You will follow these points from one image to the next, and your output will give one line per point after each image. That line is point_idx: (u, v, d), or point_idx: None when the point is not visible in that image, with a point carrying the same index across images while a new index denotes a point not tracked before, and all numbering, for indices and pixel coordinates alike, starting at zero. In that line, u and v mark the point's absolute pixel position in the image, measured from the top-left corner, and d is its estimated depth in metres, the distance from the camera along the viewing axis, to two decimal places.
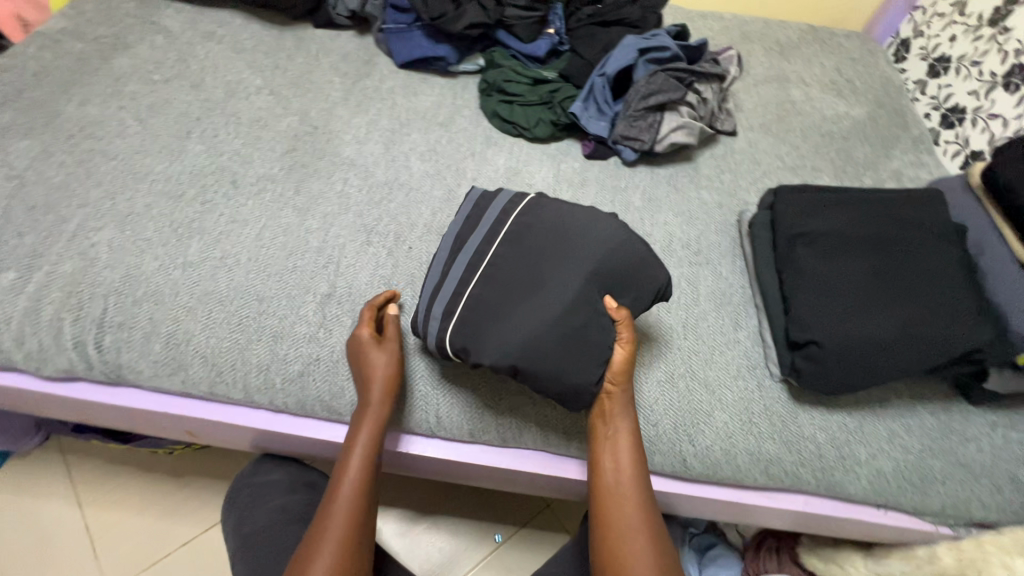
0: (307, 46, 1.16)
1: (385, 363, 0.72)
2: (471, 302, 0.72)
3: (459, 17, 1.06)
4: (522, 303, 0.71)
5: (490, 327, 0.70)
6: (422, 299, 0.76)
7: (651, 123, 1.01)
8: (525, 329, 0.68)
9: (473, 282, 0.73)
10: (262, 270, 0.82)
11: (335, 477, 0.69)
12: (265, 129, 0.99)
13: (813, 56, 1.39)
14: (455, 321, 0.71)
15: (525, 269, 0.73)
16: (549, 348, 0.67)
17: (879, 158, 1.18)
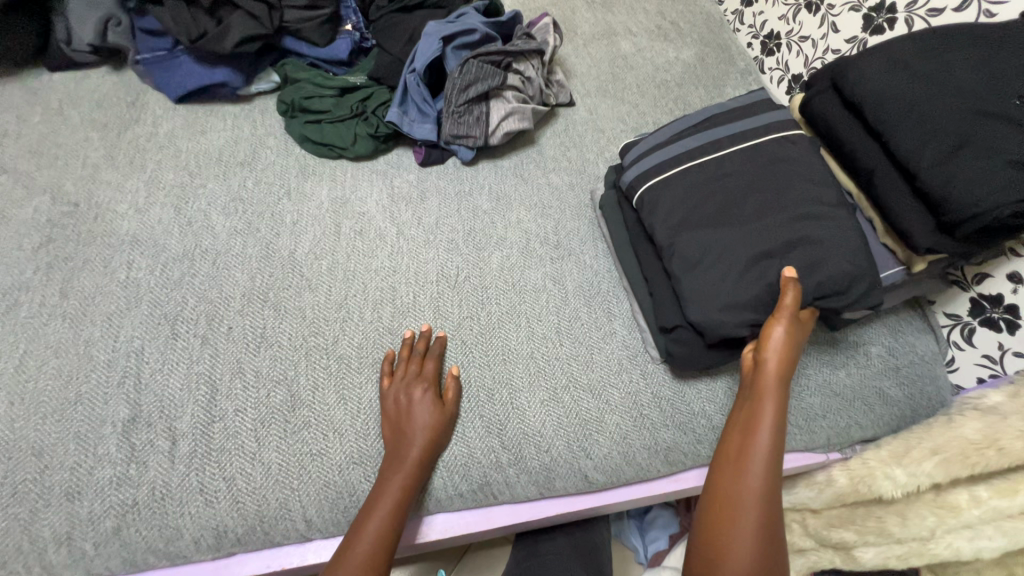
0: (45, 97, 0.92)
1: (430, 420, 0.69)
2: (661, 191, 0.79)
3: (227, 33, 0.88)
4: (698, 219, 0.75)
5: (659, 220, 0.77)
6: (678, 156, 0.82)
7: (479, 116, 0.91)
8: (696, 234, 0.74)
9: (685, 172, 0.79)
10: (35, 413, 0.64)
11: (341, 553, 0.61)
12: (3, 222, 0.78)
13: (635, 2, 1.36)
14: (649, 195, 0.79)
15: (739, 189, 0.75)
16: (699, 263, 0.72)
17: (714, 99, 1.19)
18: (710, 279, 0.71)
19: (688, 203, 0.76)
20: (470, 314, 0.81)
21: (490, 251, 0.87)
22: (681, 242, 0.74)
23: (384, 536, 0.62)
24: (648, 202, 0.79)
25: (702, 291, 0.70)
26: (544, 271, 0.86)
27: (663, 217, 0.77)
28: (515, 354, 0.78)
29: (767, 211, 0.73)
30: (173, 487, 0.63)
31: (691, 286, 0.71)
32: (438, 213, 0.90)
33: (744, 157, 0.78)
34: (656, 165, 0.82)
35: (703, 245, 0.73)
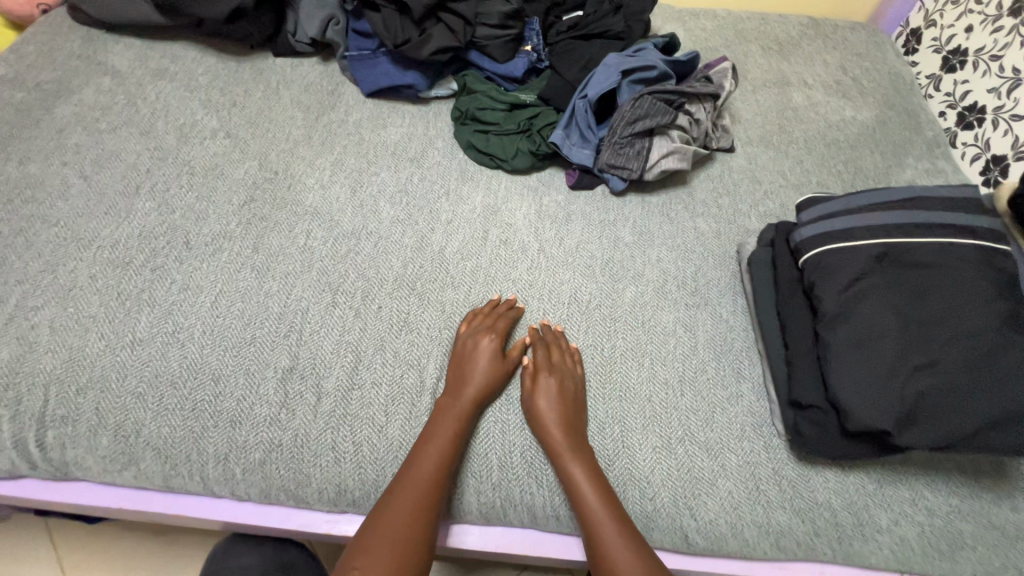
0: (267, 77, 1.07)
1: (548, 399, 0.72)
2: (833, 258, 0.71)
3: (424, 43, 0.97)
4: (869, 302, 0.68)
5: (826, 288, 0.70)
6: (862, 222, 0.73)
7: (639, 150, 0.92)
8: (862, 318, 0.67)
9: (866, 244, 0.71)
10: (219, 345, 0.75)
11: (390, 492, 0.66)
12: (220, 178, 0.91)
13: (815, 53, 1.29)
14: (818, 256, 0.72)
15: (921, 288, 0.67)
16: (855, 350, 0.66)
17: (891, 168, 1.09)
18: (866, 370, 0.65)
19: (876, 277, 0.69)
20: (594, 343, 0.81)
21: (625, 284, 0.87)
22: (847, 319, 0.68)
23: (434, 478, 0.66)
24: (834, 258, 0.71)
25: (862, 375, 0.64)
26: (676, 315, 0.85)
27: (839, 285, 0.69)
28: (632, 394, 0.77)
29: (950, 323, 0.65)
30: (312, 439, 0.70)
31: (848, 369, 0.65)
32: (579, 237, 0.92)
33: (937, 251, 0.69)
34: (835, 228, 0.73)
35: (873, 326, 0.66)
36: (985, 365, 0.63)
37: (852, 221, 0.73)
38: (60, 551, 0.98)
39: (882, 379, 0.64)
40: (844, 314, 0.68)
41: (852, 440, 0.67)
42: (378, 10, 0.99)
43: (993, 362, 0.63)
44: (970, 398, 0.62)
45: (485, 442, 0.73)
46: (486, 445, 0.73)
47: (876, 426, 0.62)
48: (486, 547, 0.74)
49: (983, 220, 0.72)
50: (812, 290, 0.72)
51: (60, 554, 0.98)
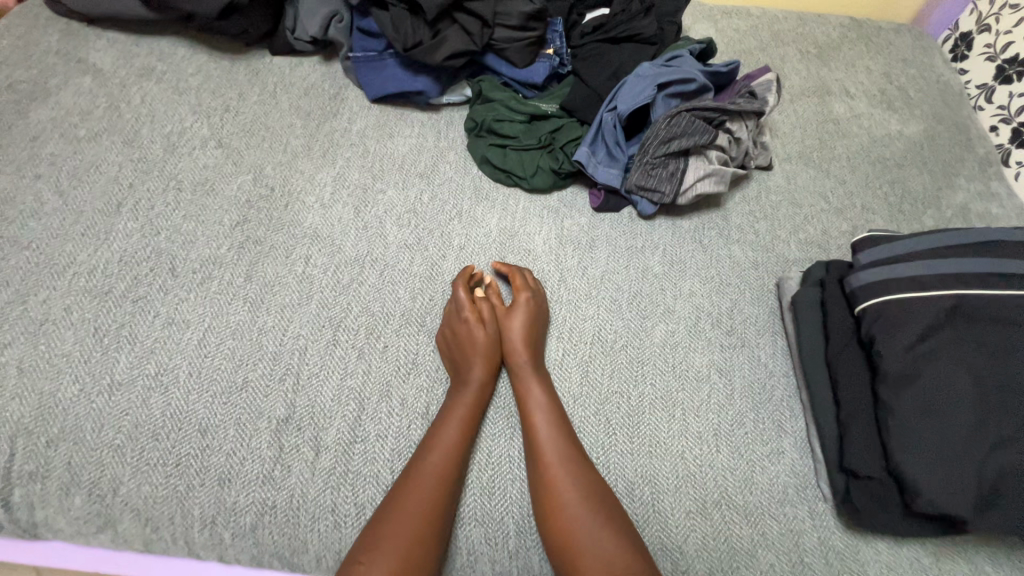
0: (263, 78, 0.98)
1: (522, 335, 0.73)
2: (900, 309, 0.63)
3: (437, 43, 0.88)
4: (941, 363, 0.60)
5: (891, 343, 0.62)
6: (934, 269, 0.64)
7: (673, 171, 0.83)
8: (933, 381, 0.59)
9: (939, 296, 0.62)
10: (206, 390, 0.67)
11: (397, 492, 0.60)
12: (211, 194, 0.83)
13: (857, 58, 1.20)
14: (881, 305, 0.64)
15: (1002, 351, 0.59)
16: (924, 418, 0.58)
17: (941, 190, 1.01)
18: (937, 442, 0.57)
19: (948, 335, 0.61)
20: (620, 390, 0.73)
21: (654, 321, 0.79)
22: (915, 382, 0.60)
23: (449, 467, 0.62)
24: (900, 309, 0.63)
25: (933, 449, 0.57)
26: (710, 358, 0.77)
27: (906, 341, 0.61)
28: (663, 450, 0.70)
29: None
30: (309, 500, 0.63)
31: (916, 441, 0.58)
32: (604, 266, 0.84)
33: (1019, 307, 0.61)
34: (902, 275, 0.65)
35: (944, 391, 0.59)
36: None
37: (923, 268, 0.64)
38: None
39: (954, 454, 0.56)
40: (912, 376, 0.60)
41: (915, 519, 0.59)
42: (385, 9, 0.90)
43: None
44: None
45: (501, 504, 0.65)
46: (501, 506, 0.65)
47: (949, 510, 0.55)
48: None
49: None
50: (872, 344, 0.64)
51: None
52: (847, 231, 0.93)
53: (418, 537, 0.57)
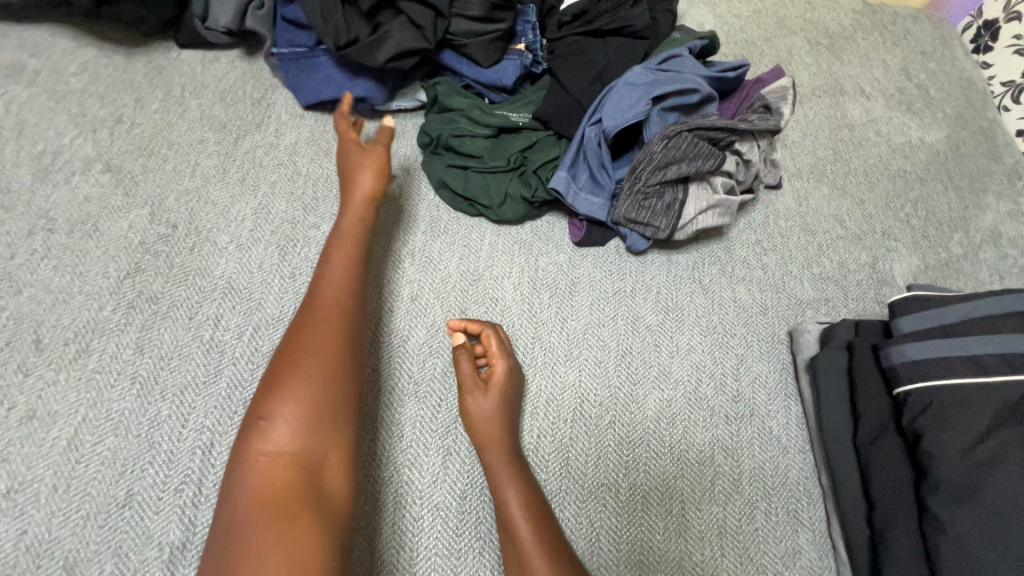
0: (167, 79, 0.79)
1: (493, 415, 0.57)
2: (956, 400, 0.50)
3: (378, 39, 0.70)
4: (1009, 473, 0.48)
5: (944, 444, 0.50)
6: (993, 348, 0.51)
7: (669, 203, 0.69)
8: (999, 497, 0.47)
9: (1004, 386, 0.50)
10: (77, 510, 0.52)
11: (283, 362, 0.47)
12: (94, 236, 0.66)
13: (872, 50, 1.05)
14: (932, 394, 0.52)
15: None
16: (989, 546, 0.46)
17: (968, 210, 0.88)
18: None
19: (1015, 436, 0.49)
20: (607, 481, 0.60)
21: (647, 387, 0.66)
22: (976, 497, 0.48)
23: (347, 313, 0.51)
24: (954, 402, 0.50)
25: None
26: (714, 432, 0.65)
27: (963, 443, 0.49)
28: (657, 556, 0.58)
29: None
30: None
31: None
32: (587, 317, 0.70)
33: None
34: (958, 353, 0.52)
35: (1014, 511, 0.47)
36: None
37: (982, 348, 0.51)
38: None
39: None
40: (973, 488, 0.48)
41: None
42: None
43: None
44: None
45: None
46: None
47: None
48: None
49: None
50: (919, 440, 0.51)
51: None
52: (866, 263, 0.80)
53: (315, 389, 0.45)
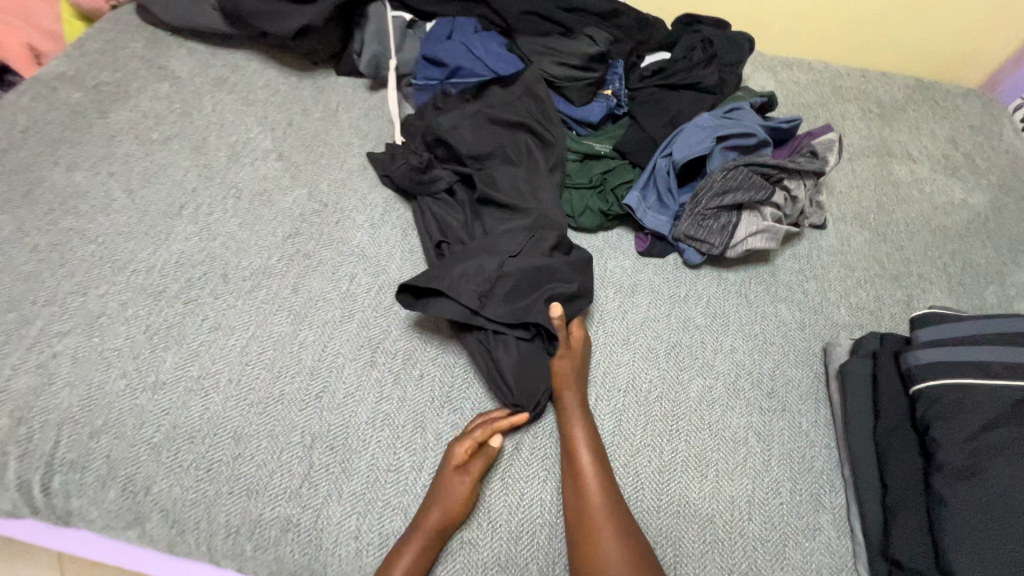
0: (327, 97, 1.01)
1: (568, 371, 0.71)
2: (962, 399, 0.59)
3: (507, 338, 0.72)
4: (1004, 461, 0.56)
5: (952, 433, 0.58)
6: (995, 356, 0.61)
7: (724, 225, 0.82)
8: (997, 482, 0.55)
9: (1003, 387, 0.59)
10: (244, 399, 0.69)
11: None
12: (267, 206, 0.86)
13: (921, 121, 1.16)
14: (942, 392, 0.61)
15: None
16: (984, 521, 0.54)
17: (1005, 266, 0.96)
18: (994, 551, 0.53)
19: (1011, 432, 0.57)
20: (651, 444, 0.72)
21: (693, 375, 0.78)
22: (977, 480, 0.56)
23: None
24: (961, 400, 0.60)
25: (990, 557, 0.53)
26: (748, 420, 0.75)
27: (966, 429, 0.58)
28: (693, 511, 0.68)
29: None
30: (332, 523, 0.63)
31: (973, 548, 0.54)
32: (645, 313, 0.82)
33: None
34: (968, 360, 0.61)
35: (1010, 491, 0.55)
36: None
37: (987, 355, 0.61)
38: None
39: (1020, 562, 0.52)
40: (973, 473, 0.56)
41: None
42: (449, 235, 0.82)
43: None
44: None
45: (529, 547, 0.63)
46: (525, 551, 0.63)
47: None
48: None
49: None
50: (928, 430, 0.61)
51: None
52: (902, 300, 0.90)
53: None
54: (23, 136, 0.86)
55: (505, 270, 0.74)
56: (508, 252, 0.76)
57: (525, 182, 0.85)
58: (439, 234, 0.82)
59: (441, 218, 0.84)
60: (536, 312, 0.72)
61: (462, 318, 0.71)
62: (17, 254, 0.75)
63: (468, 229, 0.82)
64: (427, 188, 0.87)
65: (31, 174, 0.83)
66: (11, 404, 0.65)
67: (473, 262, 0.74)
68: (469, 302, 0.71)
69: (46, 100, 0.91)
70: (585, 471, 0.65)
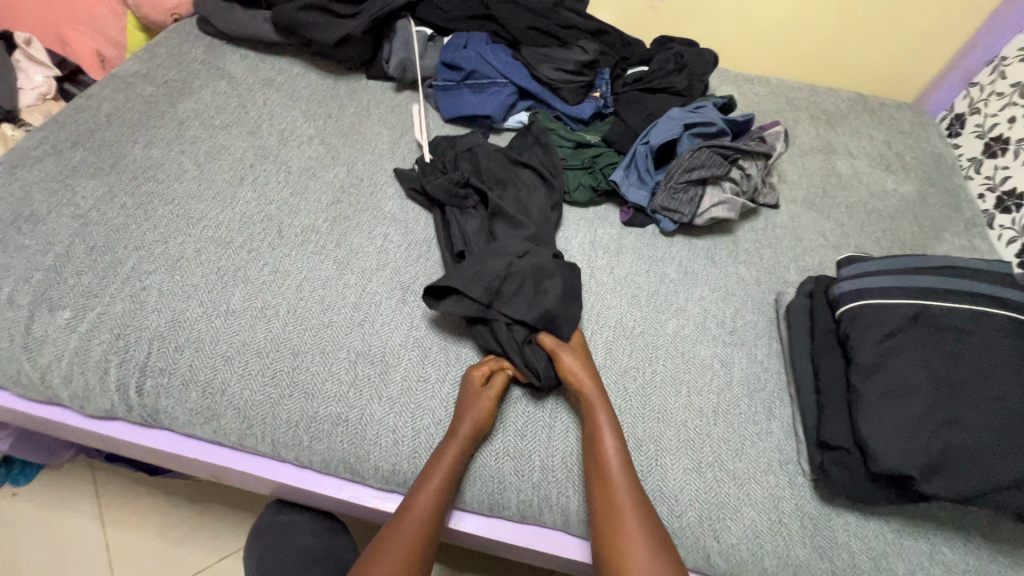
0: (359, 95, 1.19)
1: (579, 368, 0.79)
2: (870, 314, 0.77)
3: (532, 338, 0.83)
4: (901, 356, 0.73)
5: (863, 339, 0.75)
6: (896, 282, 0.79)
7: (692, 197, 1.00)
8: (896, 371, 0.72)
9: (902, 303, 0.76)
10: (299, 324, 0.83)
11: (397, 519, 0.70)
12: (313, 179, 1.02)
13: (861, 126, 1.37)
14: (855, 311, 0.78)
15: (951, 351, 0.72)
16: (886, 400, 0.70)
17: (929, 241, 1.15)
18: (893, 421, 0.69)
19: (908, 335, 0.74)
20: (634, 367, 0.87)
21: (668, 317, 0.94)
22: (881, 371, 0.72)
23: (433, 514, 0.70)
24: (870, 314, 0.77)
25: (890, 424, 0.69)
26: (714, 351, 0.91)
27: (875, 335, 0.75)
28: (668, 417, 0.83)
29: (981, 388, 0.70)
30: (374, 419, 0.77)
31: (877, 419, 0.70)
32: (628, 269, 0.99)
33: (967, 316, 0.75)
34: (877, 286, 0.79)
35: (906, 378, 0.71)
36: (1009, 429, 0.67)
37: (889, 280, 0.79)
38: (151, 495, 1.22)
39: (910, 428, 0.68)
40: (879, 366, 0.73)
41: (874, 483, 0.71)
42: (469, 245, 0.93)
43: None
44: (986, 460, 0.66)
45: (535, 444, 0.78)
46: (531, 448, 0.78)
47: (899, 473, 0.66)
48: (483, 535, 0.79)
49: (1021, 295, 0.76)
50: (848, 340, 0.77)
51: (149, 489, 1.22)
52: None
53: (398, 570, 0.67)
54: (108, 120, 1.03)
55: (514, 270, 0.83)
56: (517, 254, 0.86)
57: (534, 205, 0.97)
58: (460, 245, 0.93)
59: (463, 230, 0.96)
60: (547, 307, 0.82)
61: (478, 312, 0.80)
62: (109, 211, 0.90)
63: (482, 241, 0.93)
64: (456, 201, 0.98)
65: (116, 150, 0.99)
66: (111, 323, 0.80)
67: (490, 265, 0.83)
68: (480, 296, 0.80)
69: (124, 93, 1.08)
70: (613, 478, 0.72)
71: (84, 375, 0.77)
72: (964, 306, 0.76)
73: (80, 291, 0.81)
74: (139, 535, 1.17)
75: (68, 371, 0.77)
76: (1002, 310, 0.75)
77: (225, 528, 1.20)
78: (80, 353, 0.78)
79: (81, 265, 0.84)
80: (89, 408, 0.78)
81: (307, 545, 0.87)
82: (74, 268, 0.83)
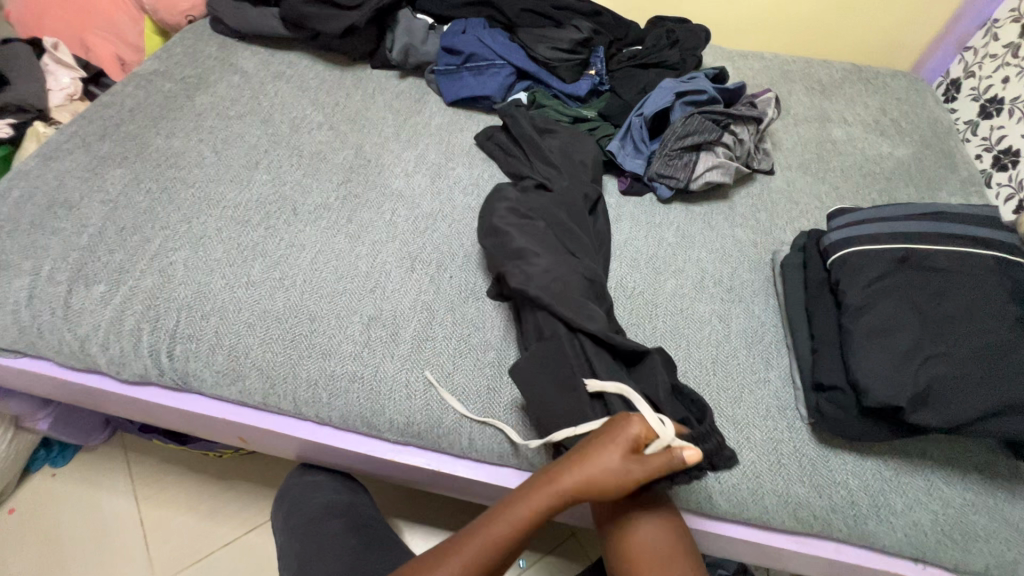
0: (364, 84, 1.24)
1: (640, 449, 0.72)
2: (859, 258, 0.81)
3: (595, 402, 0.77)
4: (888, 296, 0.76)
5: (852, 283, 0.79)
6: (880, 228, 0.83)
7: (687, 163, 1.04)
8: (883, 310, 0.75)
9: (887, 247, 0.81)
10: (314, 292, 0.88)
11: (495, 510, 0.65)
12: (323, 162, 1.07)
13: (856, 95, 1.40)
14: (846, 258, 0.82)
15: (937, 289, 0.76)
16: (875, 337, 0.74)
17: (925, 200, 1.17)
18: (881, 355, 0.72)
19: (893, 278, 0.78)
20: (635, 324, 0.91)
21: (667, 277, 0.97)
22: (869, 311, 0.76)
23: (514, 536, 0.64)
24: (857, 260, 0.81)
25: (878, 359, 0.72)
26: (712, 307, 0.94)
27: (863, 280, 0.79)
28: None
29: (968, 323, 0.73)
30: (389, 376, 0.82)
31: (866, 354, 0.73)
32: (627, 235, 1.03)
33: (951, 257, 0.78)
34: (864, 235, 0.83)
35: (893, 318, 0.75)
36: (995, 358, 0.70)
37: (874, 226, 0.84)
38: (183, 471, 1.28)
39: (900, 362, 0.71)
40: (867, 306, 0.76)
41: (866, 418, 0.74)
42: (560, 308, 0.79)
43: (1011, 362, 0.70)
44: (974, 388, 0.69)
45: None
46: None
47: (889, 403, 0.69)
48: (491, 484, 0.83)
49: (1004, 235, 0.81)
50: (838, 286, 0.81)
51: (181, 465, 1.29)
52: None
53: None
54: (131, 115, 1.09)
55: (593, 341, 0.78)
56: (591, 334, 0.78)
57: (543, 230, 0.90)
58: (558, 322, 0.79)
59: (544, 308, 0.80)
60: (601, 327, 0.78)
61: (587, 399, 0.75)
62: (136, 195, 0.96)
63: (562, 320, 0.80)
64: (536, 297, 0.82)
65: (139, 141, 1.05)
66: (142, 295, 0.86)
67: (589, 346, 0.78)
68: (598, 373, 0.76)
69: (145, 89, 1.15)
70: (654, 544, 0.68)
71: (120, 343, 0.83)
72: (947, 248, 0.80)
73: (112, 268, 0.87)
74: (171, 510, 1.23)
75: (104, 339, 0.83)
76: (981, 249, 0.79)
77: (252, 502, 1.25)
78: (115, 323, 0.84)
79: (112, 244, 0.90)
80: (124, 373, 0.84)
81: (329, 501, 0.93)
82: (106, 247, 0.89)
